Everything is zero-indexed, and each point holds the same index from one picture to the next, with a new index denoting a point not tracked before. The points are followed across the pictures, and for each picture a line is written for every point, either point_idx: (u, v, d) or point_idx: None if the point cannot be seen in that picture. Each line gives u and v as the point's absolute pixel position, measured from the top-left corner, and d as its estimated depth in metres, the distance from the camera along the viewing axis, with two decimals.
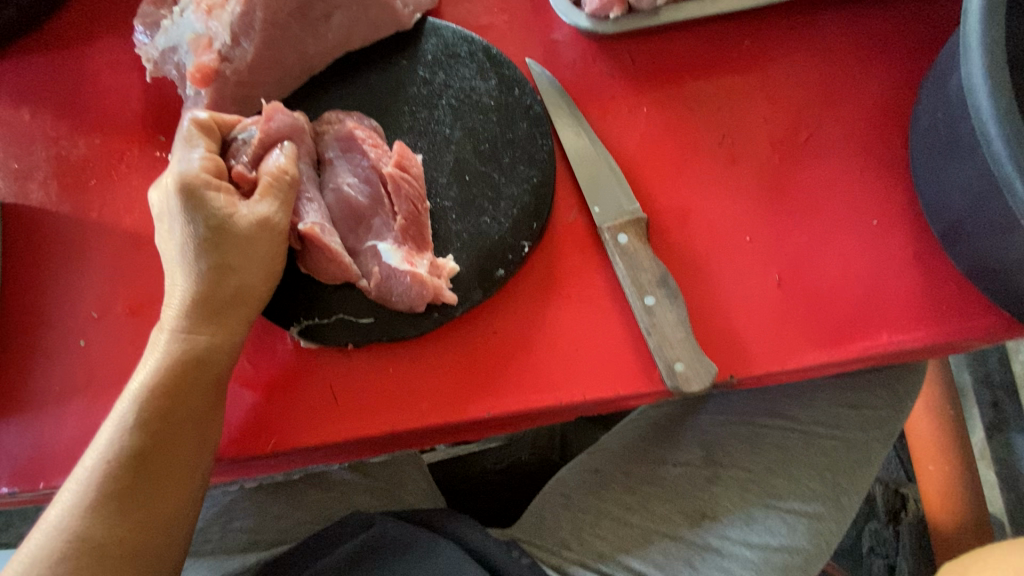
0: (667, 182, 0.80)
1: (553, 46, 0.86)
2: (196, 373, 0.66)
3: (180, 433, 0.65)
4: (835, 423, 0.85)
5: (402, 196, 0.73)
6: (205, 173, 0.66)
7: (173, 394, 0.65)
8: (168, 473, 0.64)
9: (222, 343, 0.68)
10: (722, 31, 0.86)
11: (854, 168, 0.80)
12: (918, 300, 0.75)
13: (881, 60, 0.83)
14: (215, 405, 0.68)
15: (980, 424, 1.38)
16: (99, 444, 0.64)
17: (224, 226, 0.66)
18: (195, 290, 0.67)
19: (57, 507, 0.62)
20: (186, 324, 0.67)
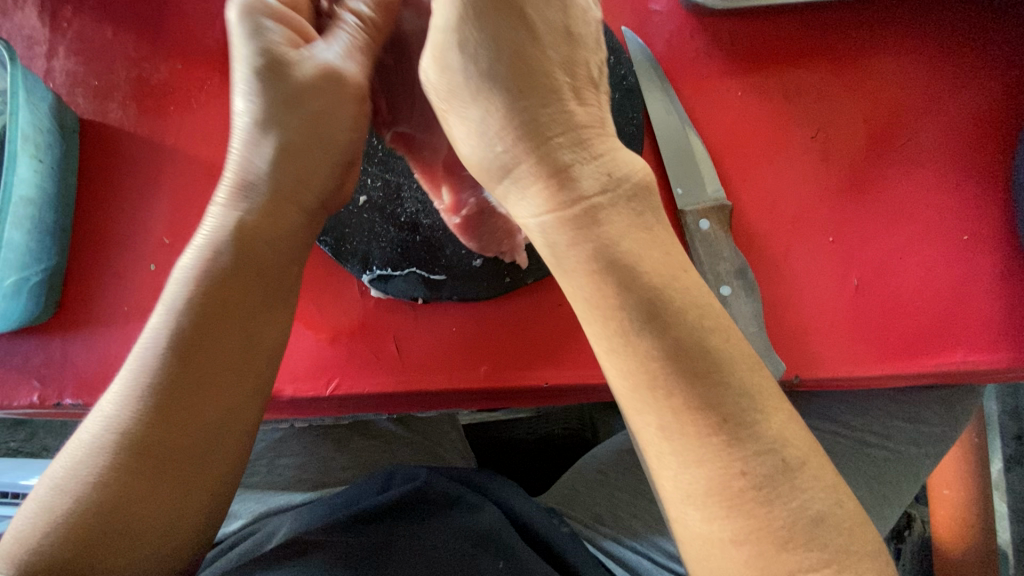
0: (753, 172, 0.78)
1: (649, 16, 0.83)
2: (257, 254, 0.55)
3: (235, 324, 0.53)
4: (887, 433, 0.84)
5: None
6: (273, 3, 0.57)
7: (231, 270, 0.54)
8: (221, 364, 0.52)
9: (286, 225, 0.57)
10: (827, 19, 0.81)
11: (948, 178, 0.77)
12: (998, 322, 0.73)
13: (990, 67, 0.79)
14: (273, 298, 0.56)
15: (1000, 454, 1.36)
16: (149, 330, 0.53)
17: (281, 63, 0.56)
18: (257, 157, 0.57)
19: (104, 404, 0.50)
20: (252, 194, 0.56)
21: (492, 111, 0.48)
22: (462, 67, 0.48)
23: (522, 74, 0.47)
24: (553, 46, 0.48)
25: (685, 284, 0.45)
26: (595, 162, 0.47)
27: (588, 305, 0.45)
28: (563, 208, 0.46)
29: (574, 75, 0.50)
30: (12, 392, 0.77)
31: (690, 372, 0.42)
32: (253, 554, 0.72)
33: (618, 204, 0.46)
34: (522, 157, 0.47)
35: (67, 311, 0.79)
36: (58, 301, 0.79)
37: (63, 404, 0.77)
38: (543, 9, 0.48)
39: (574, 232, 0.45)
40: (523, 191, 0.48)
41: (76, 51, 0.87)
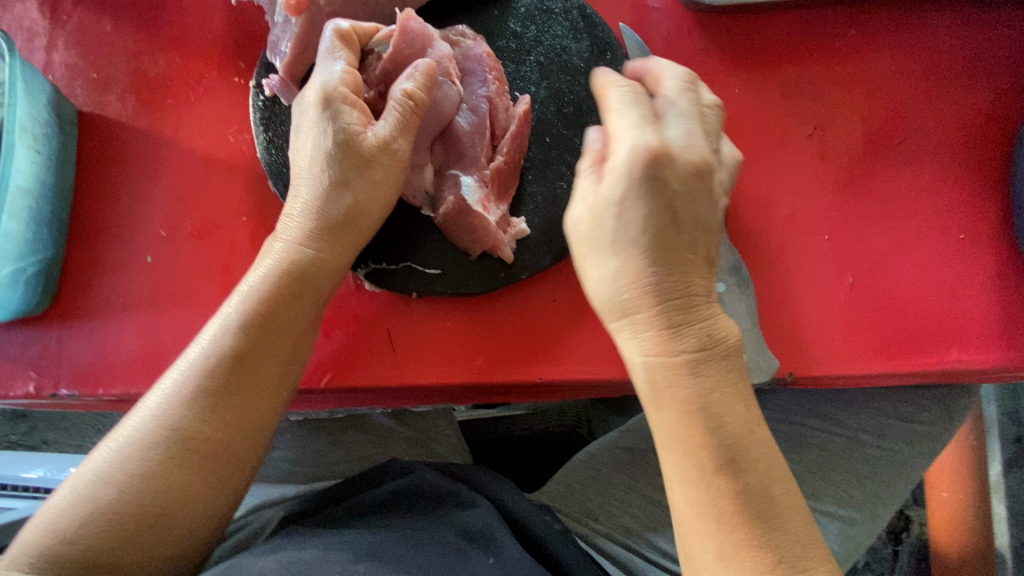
0: (749, 169, 0.78)
1: (647, 13, 0.82)
2: (300, 286, 0.65)
3: (276, 347, 0.63)
4: (882, 432, 0.84)
5: (510, 137, 0.71)
6: (343, 87, 0.66)
7: (281, 296, 0.64)
8: (262, 379, 0.62)
9: (329, 261, 0.66)
10: (827, 17, 0.81)
11: (946, 177, 0.76)
12: (993, 322, 0.73)
13: (988, 66, 0.78)
14: (309, 323, 0.66)
15: (999, 457, 1.35)
16: (203, 340, 0.62)
17: (352, 142, 0.65)
18: (314, 201, 0.66)
19: (155, 395, 0.60)
20: (302, 234, 0.66)
21: (627, 264, 0.52)
22: (615, 226, 0.51)
23: (667, 242, 0.51)
24: (693, 215, 0.52)
25: (758, 437, 0.51)
26: (710, 325, 0.52)
27: (674, 437, 0.51)
28: (670, 358, 0.52)
29: (699, 241, 0.53)
30: (9, 382, 0.78)
31: (756, 517, 0.49)
32: (250, 544, 0.75)
33: (715, 361, 0.52)
34: (643, 310, 0.52)
35: (63, 302, 0.79)
36: (55, 292, 0.79)
37: (59, 395, 0.77)
38: (690, 188, 0.52)
39: (674, 377, 0.52)
40: (633, 335, 0.53)
41: (75, 44, 0.87)
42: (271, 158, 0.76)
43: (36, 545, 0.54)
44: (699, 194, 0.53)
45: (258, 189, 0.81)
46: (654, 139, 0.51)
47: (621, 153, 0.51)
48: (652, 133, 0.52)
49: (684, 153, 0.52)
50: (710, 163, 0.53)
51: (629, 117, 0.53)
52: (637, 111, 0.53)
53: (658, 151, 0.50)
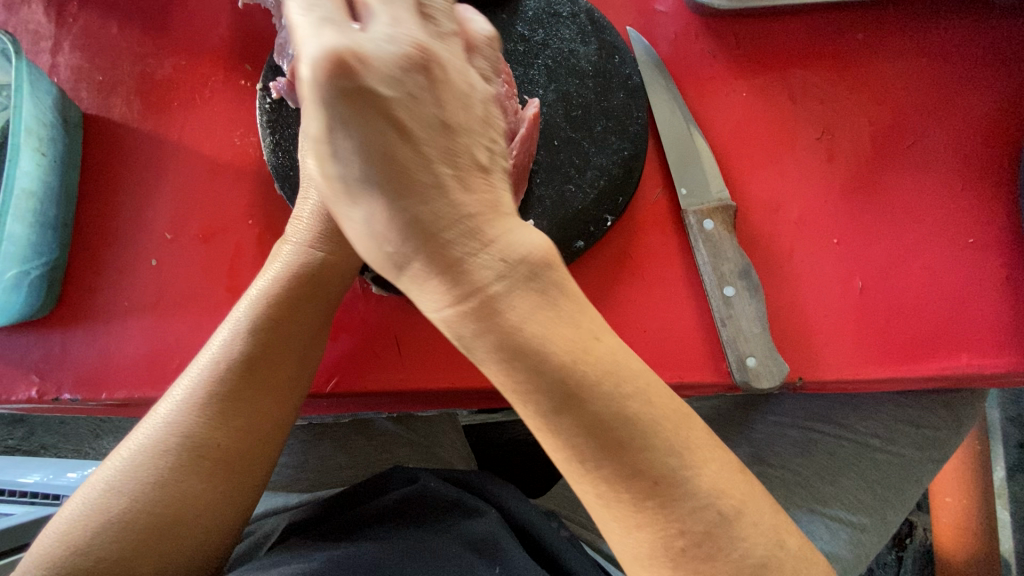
0: (757, 173, 0.78)
1: (654, 17, 0.82)
2: (311, 289, 0.65)
3: (285, 351, 0.64)
4: (891, 437, 0.83)
5: (519, 138, 0.68)
6: None
7: (290, 300, 0.64)
8: (274, 381, 0.63)
9: (339, 262, 0.66)
10: (834, 21, 0.81)
11: (954, 182, 0.76)
12: (1004, 327, 0.72)
13: (995, 71, 0.78)
14: (319, 326, 0.67)
15: (1003, 462, 1.35)
16: (215, 345, 0.63)
17: None
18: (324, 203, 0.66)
19: (167, 402, 0.61)
20: (311, 235, 0.66)
21: (373, 209, 0.36)
22: (342, 168, 0.34)
23: (390, 173, 0.35)
24: (445, 133, 0.38)
25: (601, 355, 0.43)
26: (490, 246, 0.40)
27: (506, 390, 0.44)
28: (463, 306, 0.40)
29: (461, 156, 0.39)
30: (10, 386, 0.77)
31: (602, 446, 0.43)
32: (252, 556, 0.76)
33: (519, 288, 0.41)
34: (414, 259, 0.39)
35: (67, 306, 0.79)
36: (58, 295, 0.79)
37: (61, 399, 0.77)
38: (412, 89, 0.35)
39: (476, 325, 0.41)
40: (419, 291, 0.40)
41: (80, 47, 0.87)
42: (278, 161, 0.76)
43: (50, 555, 0.55)
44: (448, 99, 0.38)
45: (264, 191, 0.81)
46: (352, 41, 0.32)
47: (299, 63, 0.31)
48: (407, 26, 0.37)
49: (381, 56, 0.34)
50: (428, 50, 0.37)
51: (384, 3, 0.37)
52: (321, 10, 0.34)
53: (356, 57, 0.31)
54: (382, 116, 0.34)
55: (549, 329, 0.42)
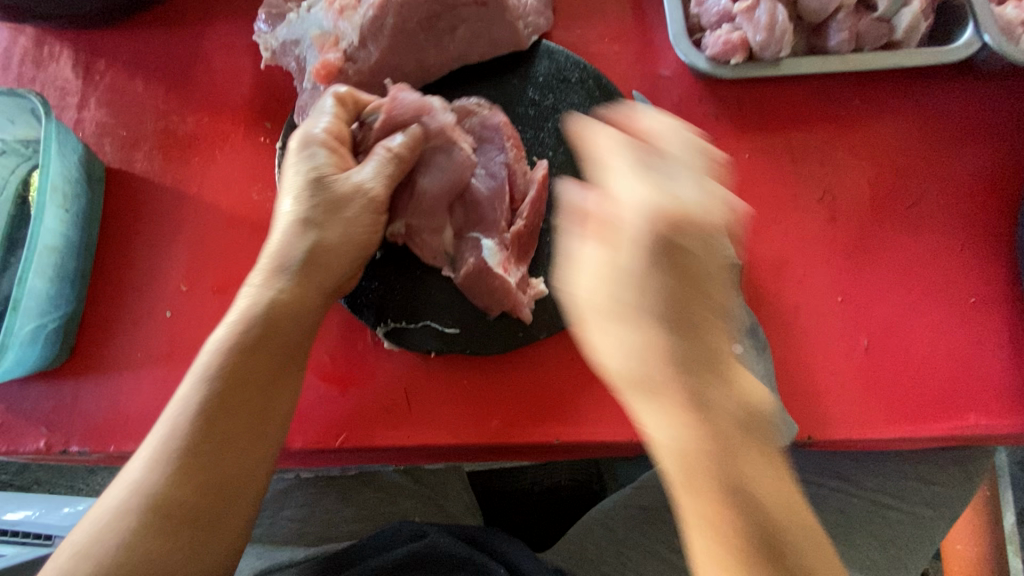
0: (760, 231, 0.80)
1: (659, 81, 0.86)
2: (272, 336, 0.63)
3: (252, 397, 0.60)
4: (901, 494, 0.82)
5: (529, 201, 0.73)
6: (328, 140, 0.68)
7: (256, 344, 0.61)
8: (239, 434, 0.59)
9: (294, 302, 0.65)
10: (832, 87, 0.84)
11: (953, 242, 0.78)
12: (1008, 386, 0.73)
13: (988, 136, 0.82)
14: (290, 368, 0.64)
15: (1013, 507, 1.32)
16: (175, 403, 0.59)
17: (330, 187, 0.67)
18: (285, 241, 0.66)
19: (137, 460, 0.57)
20: (274, 277, 0.65)
21: (576, 275, 0.53)
22: (592, 251, 0.52)
23: (643, 252, 0.50)
24: (699, 258, 0.51)
25: (801, 515, 0.47)
26: (713, 375, 0.49)
27: (686, 493, 0.47)
28: (637, 367, 0.49)
29: (709, 282, 0.52)
30: (19, 437, 0.77)
31: (769, 560, 0.45)
32: None
33: (725, 393, 0.49)
34: (610, 314, 0.51)
35: (80, 356, 0.80)
36: (72, 346, 0.79)
37: (69, 452, 0.77)
38: (688, 236, 0.51)
39: (654, 397, 0.49)
40: (606, 341, 0.51)
41: (106, 103, 0.90)
42: None
43: None
44: (694, 227, 0.51)
45: None
46: (661, 187, 0.52)
47: (617, 191, 0.52)
48: (668, 195, 0.51)
49: (683, 197, 0.52)
50: (721, 215, 0.53)
51: (659, 180, 0.53)
52: (630, 158, 0.54)
53: (609, 202, 0.53)
54: (622, 228, 0.52)
55: (639, 361, 0.49)
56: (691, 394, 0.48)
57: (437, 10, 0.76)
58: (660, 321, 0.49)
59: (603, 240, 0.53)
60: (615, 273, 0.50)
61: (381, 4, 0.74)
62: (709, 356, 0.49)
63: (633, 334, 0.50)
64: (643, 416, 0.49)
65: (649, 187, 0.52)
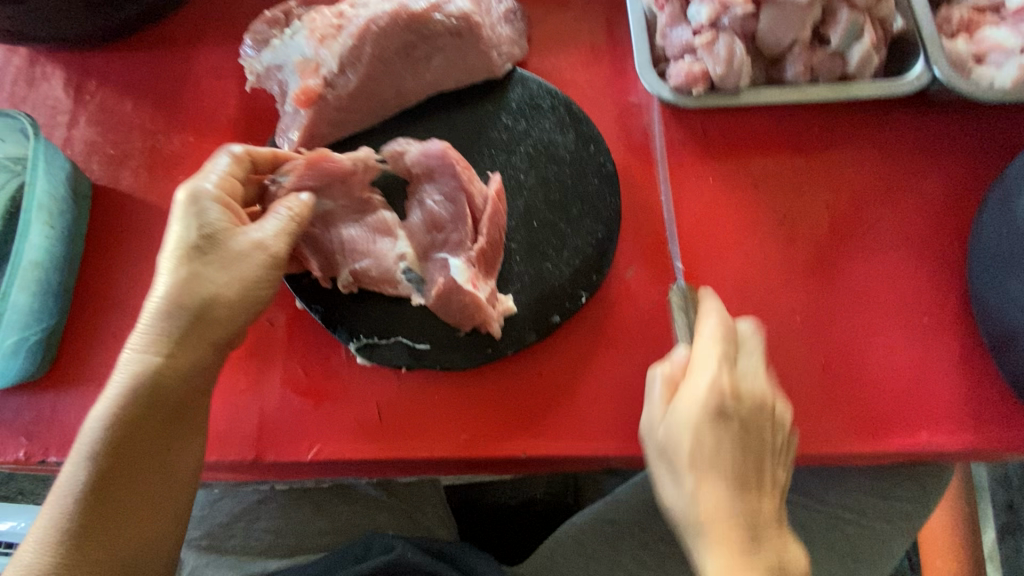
0: (723, 253, 0.83)
1: (628, 107, 0.90)
2: (156, 400, 0.62)
3: (146, 464, 0.62)
4: (859, 509, 0.85)
5: (487, 216, 0.76)
6: (216, 195, 0.66)
7: (132, 418, 0.61)
8: (136, 499, 0.61)
9: (183, 365, 0.63)
10: (793, 115, 0.88)
11: (907, 265, 0.82)
12: (959, 404, 0.76)
13: (940, 164, 0.85)
14: (179, 427, 0.64)
15: (993, 523, 1.32)
16: (61, 478, 0.60)
17: (218, 245, 0.64)
18: (164, 301, 0.62)
19: (33, 534, 0.59)
20: (152, 342, 0.62)
21: (671, 365, 0.66)
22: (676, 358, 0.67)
23: (725, 354, 0.64)
24: (754, 416, 0.64)
25: (766, 500, 0.63)
26: (763, 413, 0.64)
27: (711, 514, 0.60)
28: (686, 424, 0.62)
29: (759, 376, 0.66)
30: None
31: (749, 537, 0.60)
32: None
33: (761, 432, 0.64)
34: (666, 401, 0.65)
35: (61, 369, 0.81)
36: (53, 359, 0.81)
37: (48, 462, 0.78)
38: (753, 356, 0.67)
39: (704, 461, 0.61)
40: (671, 413, 0.63)
41: (95, 122, 0.93)
42: None
43: None
44: (756, 410, 0.64)
45: None
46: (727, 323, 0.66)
47: (706, 310, 0.67)
48: (727, 372, 0.63)
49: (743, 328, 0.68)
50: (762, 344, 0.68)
51: (713, 350, 0.64)
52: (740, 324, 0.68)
53: (710, 316, 0.66)
54: (703, 335, 0.65)
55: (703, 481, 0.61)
56: (741, 440, 0.63)
57: (412, 40, 0.79)
58: (720, 399, 0.62)
59: (706, 344, 0.65)
60: (691, 427, 0.62)
61: (359, 34, 0.77)
62: (753, 413, 0.64)
63: (725, 450, 0.62)
64: (675, 488, 0.63)
65: (727, 373, 0.63)
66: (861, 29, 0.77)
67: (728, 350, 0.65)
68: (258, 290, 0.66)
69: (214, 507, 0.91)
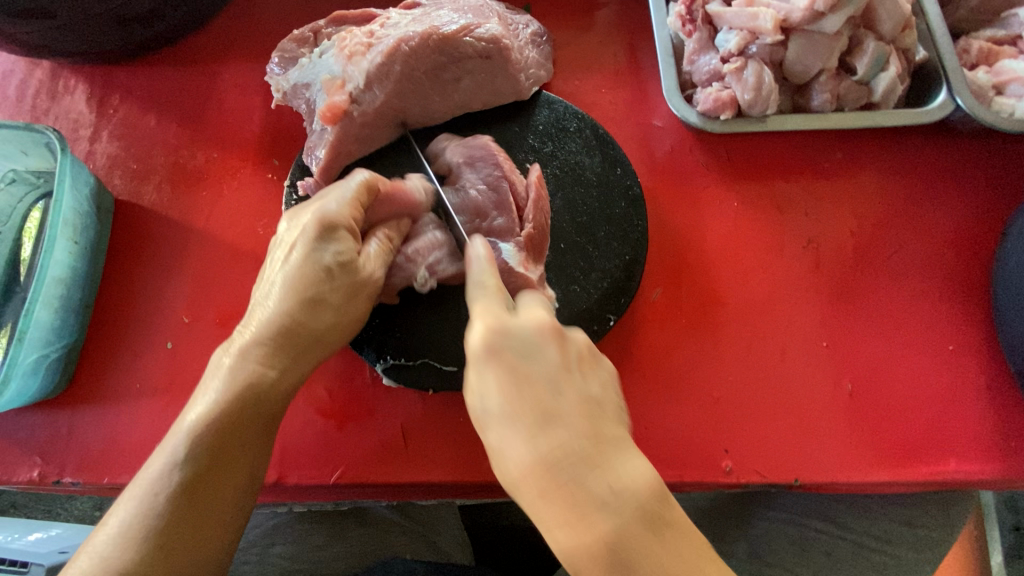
0: (749, 276, 0.83)
1: (652, 131, 0.91)
2: (256, 408, 0.62)
3: (233, 471, 0.61)
4: (886, 537, 0.84)
5: (532, 202, 0.76)
6: (345, 221, 0.66)
7: (233, 424, 0.61)
8: (219, 508, 0.60)
9: (288, 379, 0.65)
10: (816, 141, 0.89)
11: (931, 291, 0.82)
12: (986, 432, 0.76)
13: (961, 192, 0.86)
14: (266, 443, 0.64)
15: (1000, 547, 1.30)
16: (148, 476, 0.58)
17: (344, 269, 0.66)
18: (280, 316, 0.64)
19: (107, 526, 0.57)
20: (260, 350, 0.63)
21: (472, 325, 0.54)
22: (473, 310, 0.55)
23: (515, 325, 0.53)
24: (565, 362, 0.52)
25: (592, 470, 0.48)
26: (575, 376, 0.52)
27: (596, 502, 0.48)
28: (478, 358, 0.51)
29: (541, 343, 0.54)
30: (11, 467, 0.77)
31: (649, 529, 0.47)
32: None
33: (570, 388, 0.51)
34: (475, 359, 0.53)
35: (78, 386, 0.80)
36: (71, 377, 0.80)
37: (63, 483, 0.76)
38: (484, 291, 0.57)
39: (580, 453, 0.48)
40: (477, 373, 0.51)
41: (118, 137, 0.93)
42: None
43: None
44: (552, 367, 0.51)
45: None
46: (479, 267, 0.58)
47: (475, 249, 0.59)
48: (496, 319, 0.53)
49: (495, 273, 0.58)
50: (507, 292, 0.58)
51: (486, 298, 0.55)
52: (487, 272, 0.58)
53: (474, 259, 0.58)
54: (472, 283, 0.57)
55: (548, 452, 0.48)
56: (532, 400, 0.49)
57: (442, 61, 0.80)
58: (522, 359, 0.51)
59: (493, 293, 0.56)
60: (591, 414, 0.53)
61: (389, 52, 0.78)
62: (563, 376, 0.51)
63: (559, 435, 0.48)
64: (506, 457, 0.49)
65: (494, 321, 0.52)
66: (886, 59, 0.78)
67: (497, 316, 0.52)
68: (359, 316, 0.69)
69: None
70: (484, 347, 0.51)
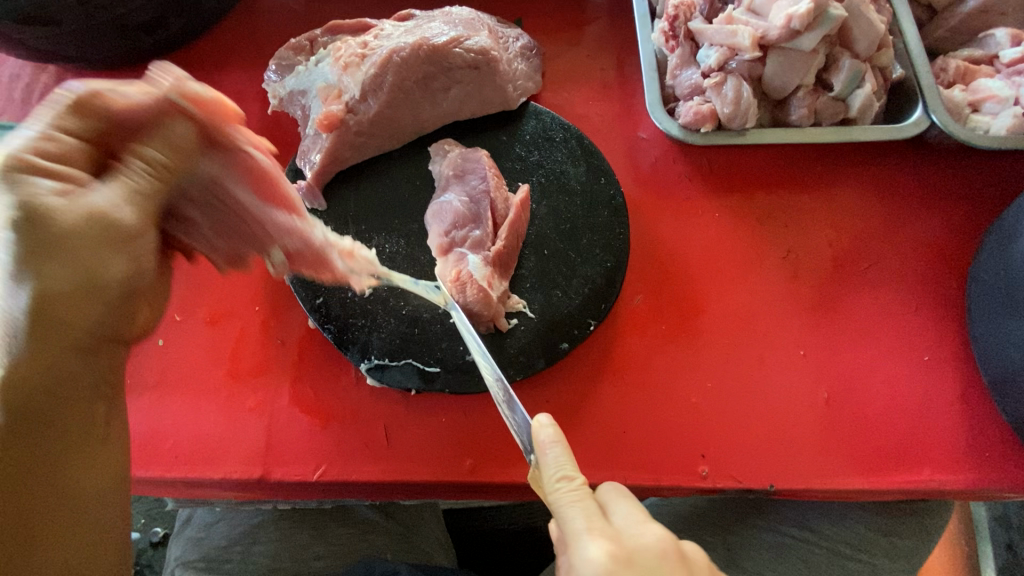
0: (729, 285, 0.85)
1: (637, 142, 0.93)
2: (56, 384, 0.51)
3: (33, 456, 0.50)
4: (862, 545, 0.85)
5: (510, 222, 0.79)
6: (36, 148, 0.48)
7: (42, 407, 0.50)
8: (38, 500, 0.50)
9: (70, 339, 0.51)
10: (796, 155, 0.91)
11: (907, 302, 0.83)
12: (960, 442, 0.77)
13: (938, 207, 0.88)
14: (89, 411, 0.53)
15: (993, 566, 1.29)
16: None
17: (37, 214, 0.47)
18: (17, 285, 0.48)
19: None
20: (3, 323, 0.48)
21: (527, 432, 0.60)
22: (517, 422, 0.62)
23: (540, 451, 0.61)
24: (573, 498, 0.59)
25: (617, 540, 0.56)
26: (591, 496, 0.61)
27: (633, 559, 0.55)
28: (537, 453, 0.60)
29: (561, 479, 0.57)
30: None
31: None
32: None
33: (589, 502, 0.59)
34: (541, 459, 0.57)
35: None
36: None
37: None
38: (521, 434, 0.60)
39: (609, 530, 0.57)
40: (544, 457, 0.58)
41: None
42: None
43: None
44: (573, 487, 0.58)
45: (272, 280, 0.86)
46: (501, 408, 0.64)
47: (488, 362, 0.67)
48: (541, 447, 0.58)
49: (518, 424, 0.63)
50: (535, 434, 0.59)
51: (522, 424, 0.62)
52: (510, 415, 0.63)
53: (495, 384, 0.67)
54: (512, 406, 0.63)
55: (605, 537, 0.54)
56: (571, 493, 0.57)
57: (432, 71, 0.83)
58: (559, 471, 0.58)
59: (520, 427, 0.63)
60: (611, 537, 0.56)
61: (381, 63, 0.81)
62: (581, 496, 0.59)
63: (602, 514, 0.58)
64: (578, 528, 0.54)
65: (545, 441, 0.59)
66: (862, 76, 0.81)
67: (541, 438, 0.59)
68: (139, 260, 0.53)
69: (211, 531, 0.93)
70: (560, 477, 0.56)
